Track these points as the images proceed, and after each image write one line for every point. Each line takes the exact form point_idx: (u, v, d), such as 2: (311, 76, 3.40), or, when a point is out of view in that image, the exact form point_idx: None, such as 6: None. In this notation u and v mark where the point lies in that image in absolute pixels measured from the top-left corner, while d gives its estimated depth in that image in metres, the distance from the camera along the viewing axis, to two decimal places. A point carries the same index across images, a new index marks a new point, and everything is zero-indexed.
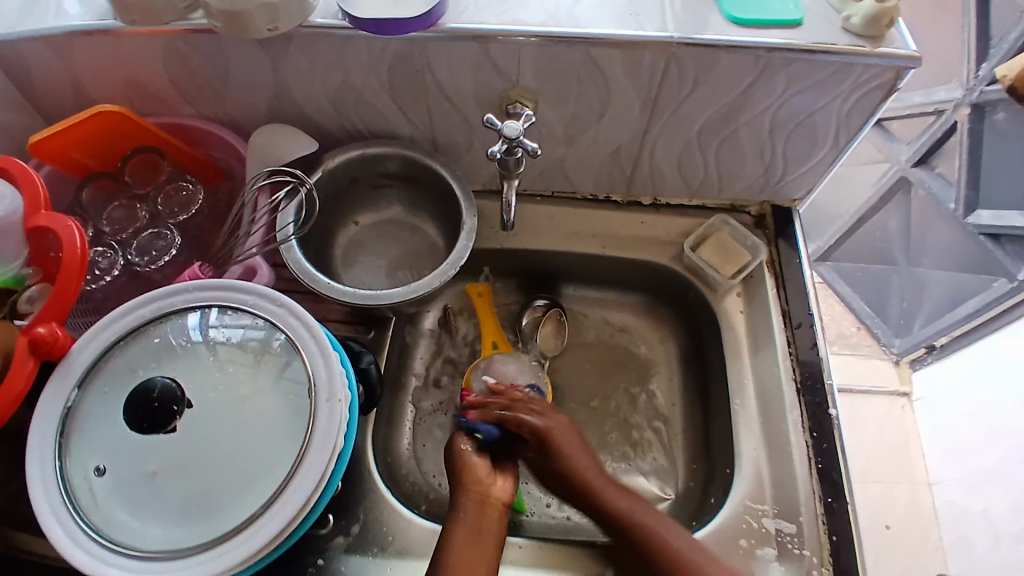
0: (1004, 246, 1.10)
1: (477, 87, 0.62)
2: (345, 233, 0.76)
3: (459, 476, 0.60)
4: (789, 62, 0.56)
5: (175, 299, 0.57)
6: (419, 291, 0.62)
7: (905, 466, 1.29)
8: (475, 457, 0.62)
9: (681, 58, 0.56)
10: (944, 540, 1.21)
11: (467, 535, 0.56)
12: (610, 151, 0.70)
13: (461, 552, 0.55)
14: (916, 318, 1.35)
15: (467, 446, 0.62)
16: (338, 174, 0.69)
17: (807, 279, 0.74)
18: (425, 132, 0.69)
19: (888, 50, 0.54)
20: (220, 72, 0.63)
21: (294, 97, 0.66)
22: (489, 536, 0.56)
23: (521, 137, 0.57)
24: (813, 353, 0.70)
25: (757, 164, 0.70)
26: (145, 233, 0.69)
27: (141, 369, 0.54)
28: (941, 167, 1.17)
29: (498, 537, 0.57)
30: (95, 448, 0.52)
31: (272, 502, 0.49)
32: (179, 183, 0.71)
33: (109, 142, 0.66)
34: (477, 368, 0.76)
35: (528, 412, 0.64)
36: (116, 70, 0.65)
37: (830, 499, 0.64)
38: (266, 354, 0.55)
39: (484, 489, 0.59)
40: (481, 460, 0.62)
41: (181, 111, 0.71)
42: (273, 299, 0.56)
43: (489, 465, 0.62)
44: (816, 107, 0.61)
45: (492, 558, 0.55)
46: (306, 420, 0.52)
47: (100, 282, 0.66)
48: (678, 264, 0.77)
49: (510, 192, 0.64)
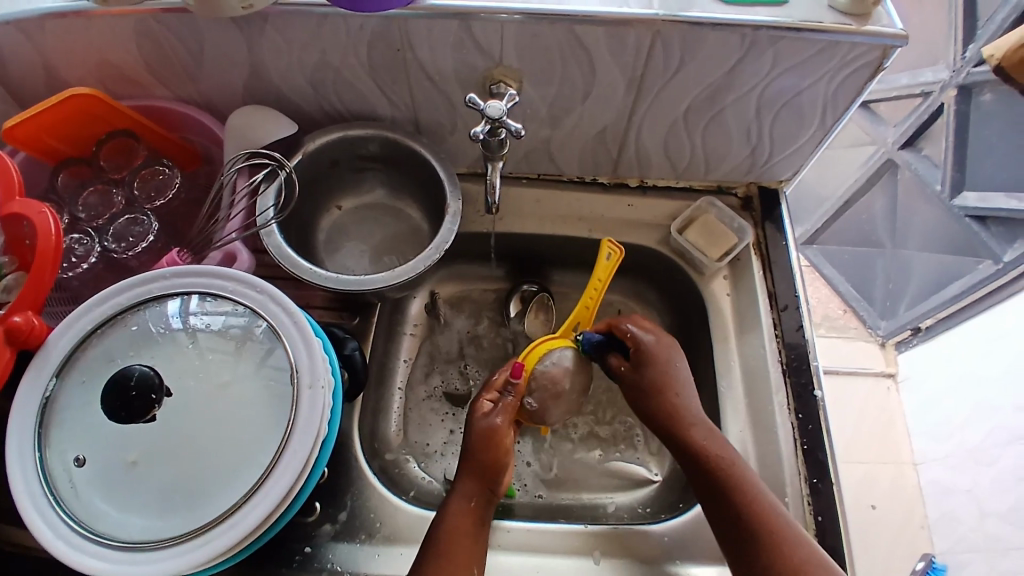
0: (989, 228, 1.11)
1: (460, 66, 0.61)
2: (328, 218, 0.75)
3: (483, 460, 0.60)
4: (776, 40, 0.55)
5: (153, 286, 0.55)
6: (400, 277, 0.61)
7: (890, 446, 1.31)
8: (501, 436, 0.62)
9: (666, 35, 0.55)
10: (929, 518, 1.23)
11: (468, 517, 0.58)
12: (595, 132, 0.69)
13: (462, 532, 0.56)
14: (901, 301, 1.35)
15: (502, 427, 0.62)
16: (319, 157, 0.68)
17: (793, 260, 0.73)
18: (408, 113, 0.68)
19: (874, 29, 0.54)
20: (196, 53, 0.62)
21: (272, 78, 0.64)
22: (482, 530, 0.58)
23: (504, 117, 0.56)
24: (798, 334, 0.70)
25: (743, 145, 0.70)
26: (121, 220, 0.68)
27: (119, 358, 0.53)
28: (928, 148, 1.17)
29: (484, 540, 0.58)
30: (74, 439, 0.51)
31: (253, 491, 0.49)
32: (156, 167, 0.69)
33: (83, 126, 0.65)
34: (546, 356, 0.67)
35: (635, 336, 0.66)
36: (89, 52, 0.63)
37: (815, 480, 0.64)
38: (248, 341, 0.54)
39: (495, 487, 0.60)
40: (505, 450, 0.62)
41: (157, 94, 0.69)
42: (253, 285, 0.55)
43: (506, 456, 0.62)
44: (803, 87, 0.61)
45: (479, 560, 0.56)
46: (289, 406, 0.51)
47: (77, 269, 0.65)
48: (666, 247, 0.76)
49: (494, 174, 0.63)
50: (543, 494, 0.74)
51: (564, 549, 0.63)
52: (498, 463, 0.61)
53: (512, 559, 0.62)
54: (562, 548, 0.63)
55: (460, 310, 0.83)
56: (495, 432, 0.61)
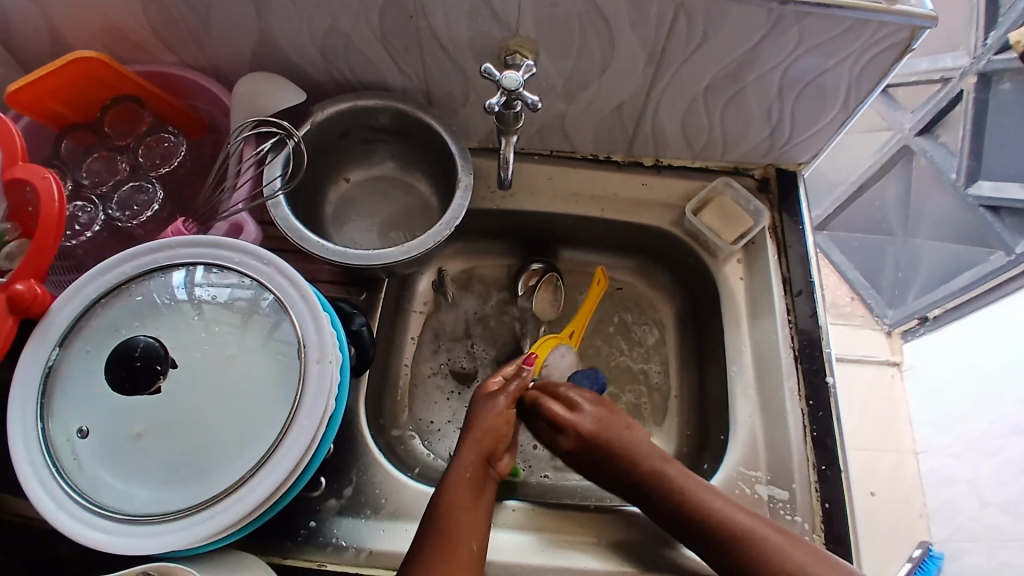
0: (1003, 219, 1.10)
1: (475, 35, 0.59)
2: (336, 191, 0.74)
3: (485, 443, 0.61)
4: (802, 16, 0.53)
5: (157, 256, 0.54)
6: (410, 252, 0.60)
7: (892, 434, 1.31)
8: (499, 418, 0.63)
9: (690, 8, 0.53)
10: (927, 507, 1.23)
11: (470, 493, 0.57)
12: (612, 108, 0.67)
13: (463, 511, 0.56)
14: (911, 289, 1.35)
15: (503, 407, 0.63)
16: (328, 127, 0.66)
17: (807, 245, 0.72)
18: (420, 84, 0.66)
19: (904, 8, 0.52)
20: (203, 17, 0.60)
21: (280, 44, 0.62)
22: (486, 500, 0.58)
23: (521, 89, 0.54)
24: (812, 321, 0.69)
25: (763, 125, 0.68)
26: (126, 187, 0.66)
27: (123, 328, 0.52)
28: (944, 135, 1.15)
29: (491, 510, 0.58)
30: (78, 409, 0.50)
31: (260, 466, 0.48)
32: (161, 135, 0.67)
33: (86, 92, 0.63)
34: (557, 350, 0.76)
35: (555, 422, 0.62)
36: (94, 13, 0.61)
37: (824, 467, 0.64)
38: (255, 314, 0.53)
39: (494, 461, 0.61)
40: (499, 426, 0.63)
41: (162, 59, 0.67)
42: (260, 257, 0.54)
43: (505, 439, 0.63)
44: (827, 67, 0.59)
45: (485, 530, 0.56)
46: (296, 381, 0.50)
47: (80, 238, 0.64)
48: (679, 229, 0.75)
49: (508, 149, 0.62)
50: (549, 475, 0.74)
51: (572, 530, 0.63)
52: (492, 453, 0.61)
53: (519, 538, 0.62)
54: (569, 528, 0.63)
55: (470, 287, 0.82)
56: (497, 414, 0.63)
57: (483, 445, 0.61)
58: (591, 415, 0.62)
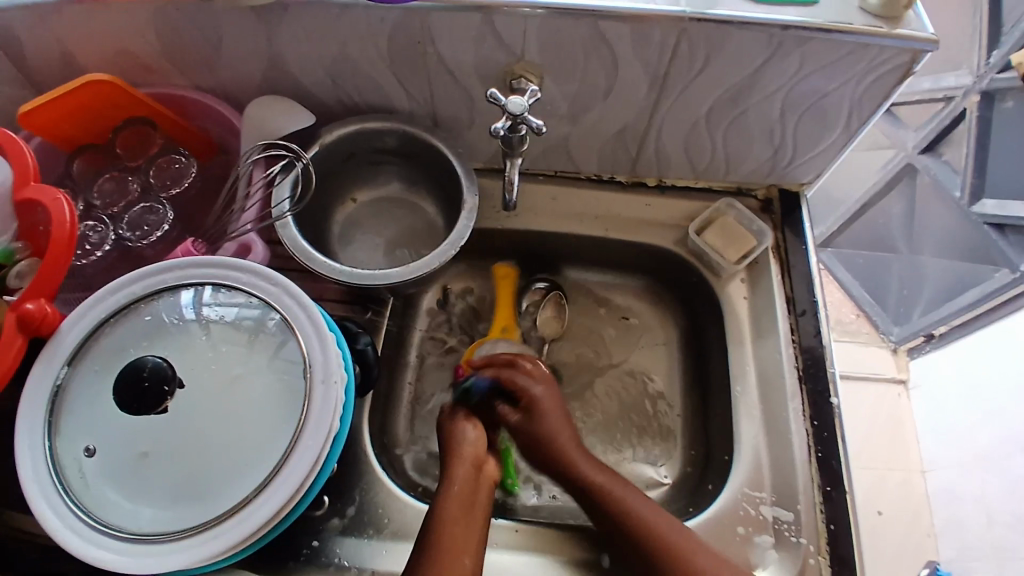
0: (1007, 236, 1.10)
1: (481, 60, 0.60)
2: (342, 211, 0.75)
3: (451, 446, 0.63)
4: (803, 41, 0.54)
5: (166, 276, 0.55)
6: (415, 271, 0.60)
7: (901, 453, 1.30)
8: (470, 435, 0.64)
9: (692, 34, 0.54)
10: (936, 526, 1.22)
11: (460, 507, 0.58)
12: (615, 130, 0.68)
13: (454, 526, 0.56)
14: (916, 306, 1.34)
15: (467, 424, 0.65)
16: (335, 149, 0.67)
17: (812, 264, 0.72)
18: (426, 107, 0.67)
19: (905, 32, 0.53)
20: (214, 41, 0.61)
21: (290, 68, 0.64)
22: (479, 511, 0.58)
23: (526, 113, 0.55)
24: (815, 339, 0.69)
25: (765, 146, 0.68)
26: (137, 208, 0.67)
27: (131, 347, 0.53)
28: (948, 154, 1.15)
29: (483, 525, 0.58)
30: (85, 428, 0.51)
31: (264, 486, 0.48)
32: (172, 156, 0.68)
33: (99, 114, 0.64)
34: (483, 345, 0.75)
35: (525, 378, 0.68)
36: (107, 38, 0.62)
37: (829, 488, 0.64)
38: (261, 333, 0.53)
39: (480, 469, 0.62)
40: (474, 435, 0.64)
41: (172, 82, 0.68)
42: (268, 278, 0.55)
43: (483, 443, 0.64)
44: (829, 89, 0.59)
45: (476, 542, 0.56)
46: (301, 401, 0.51)
47: (90, 257, 0.65)
48: (682, 249, 0.75)
49: (512, 170, 0.63)
50: (555, 495, 0.72)
51: (572, 550, 0.64)
52: (479, 463, 0.62)
53: (518, 559, 0.63)
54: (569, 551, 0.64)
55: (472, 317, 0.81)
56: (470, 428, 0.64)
57: (467, 456, 0.62)
58: (547, 400, 0.67)
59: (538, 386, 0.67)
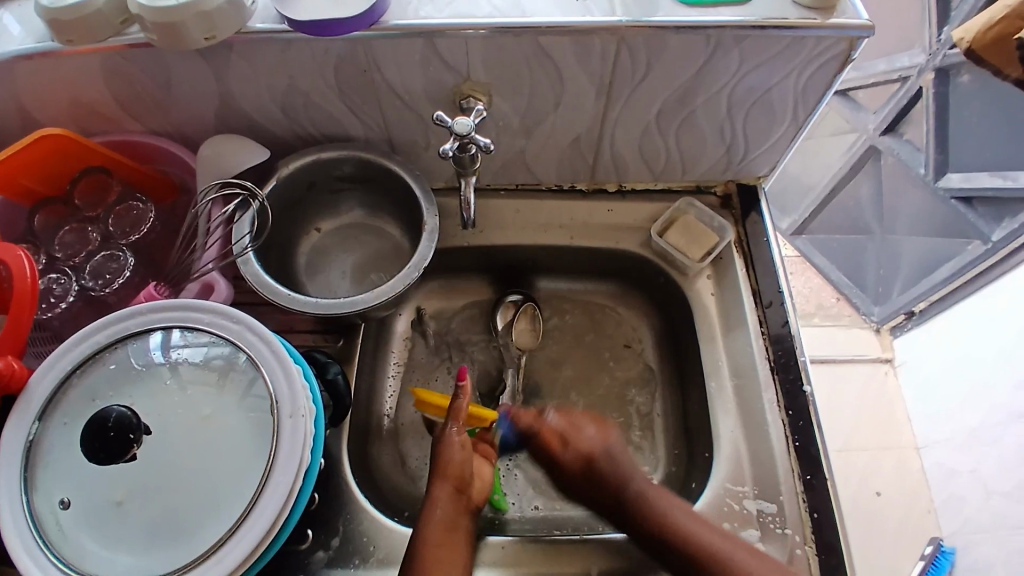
0: (976, 209, 1.11)
1: (428, 83, 0.61)
2: (307, 241, 0.75)
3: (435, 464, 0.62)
4: (741, 39, 0.55)
5: (129, 323, 0.55)
6: (383, 296, 0.61)
7: (892, 432, 1.31)
8: (455, 447, 0.63)
9: (631, 42, 0.55)
10: (935, 501, 1.23)
11: (443, 532, 0.58)
12: (570, 141, 0.69)
13: (439, 552, 0.56)
14: (894, 285, 1.35)
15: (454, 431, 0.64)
16: (293, 182, 0.67)
17: (774, 254, 0.73)
18: (381, 132, 0.68)
19: (838, 21, 0.54)
20: (164, 85, 0.62)
21: (242, 105, 0.64)
22: (460, 537, 0.59)
23: (473, 133, 0.56)
24: (785, 329, 0.70)
25: (718, 143, 0.70)
26: (98, 256, 0.68)
27: (99, 398, 0.53)
28: (909, 133, 1.17)
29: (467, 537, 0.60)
30: (61, 480, 0.51)
31: (240, 524, 0.49)
32: (130, 202, 0.69)
33: (54, 167, 0.64)
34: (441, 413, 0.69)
35: (585, 430, 0.64)
36: (57, 91, 0.63)
37: (809, 476, 0.64)
38: (231, 371, 0.53)
39: (463, 491, 0.62)
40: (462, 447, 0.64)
41: (128, 127, 0.69)
42: (230, 316, 0.55)
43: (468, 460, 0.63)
44: (772, 83, 0.60)
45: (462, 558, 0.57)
46: (271, 437, 0.51)
47: (55, 310, 0.64)
48: (647, 250, 0.76)
49: (468, 189, 0.63)
50: (539, 506, 0.73)
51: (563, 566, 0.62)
52: (460, 487, 0.61)
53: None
54: (560, 558, 0.63)
55: (449, 341, 0.82)
56: (456, 445, 0.63)
57: (449, 477, 0.61)
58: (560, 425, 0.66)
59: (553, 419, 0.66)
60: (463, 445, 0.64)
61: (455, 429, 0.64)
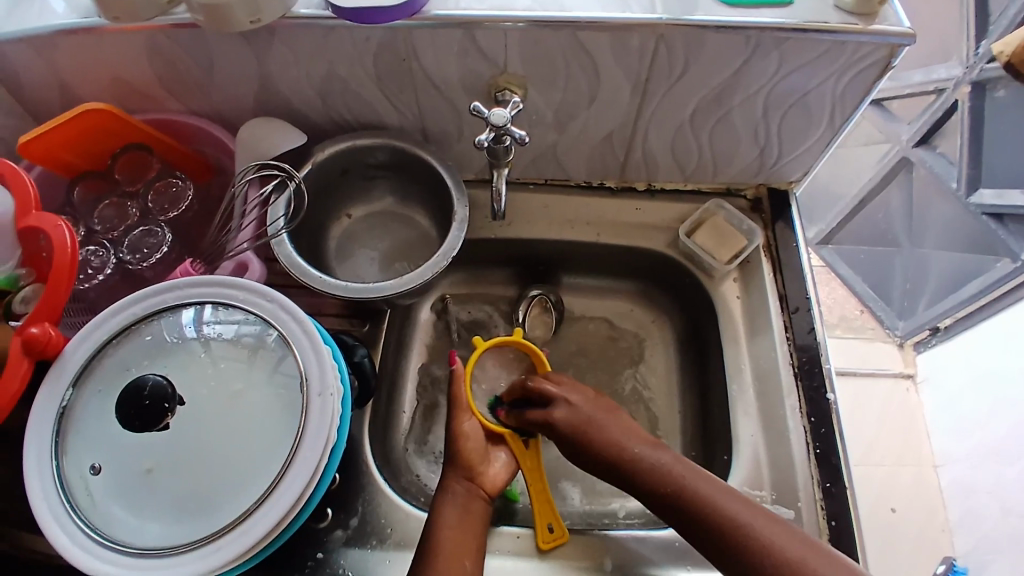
0: (1007, 226, 1.08)
1: (464, 74, 0.61)
2: (339, 226, 0.76)
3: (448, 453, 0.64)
4: (781, 41, 0.55)
5: (166, 296, 0.56)
6: (410, 283, 0.61)
7: (911, 449, 1.29)
8: (472, 437, 0.64)
9: (670, 39, 0.56)
10: (950, 521, 1.21)
11: (456, 518, 0.59)
12: (601, 137, 0.69)
13: (449, 538, 0.57)
14: (920, 300, 1.33)
15: (467, 424, 0.65)
16: (328, 167, 0.69)
17: (804, 261, 0.73)
18: (415, 121, 0.69)
19: (880, 27, 0.54)
20: (207, 66, 0.63)
21: (280, 90, 0.65)
22: (477, 517, 0.60)
23: (509, 125, 0.57)
24: (810, 337, 0.70)
25: (751, 146, 0.69)
26: (136, 231, 0.69)
27: (134, 367, 0.54)
28: (942, 146, 1.16)
29: (482, 525, 0.60)
30: (91, 447, 0.52)
31: (265, 498, 0.49)
32: (169, 179, 0.70)
33: (97, 142, 0.66)
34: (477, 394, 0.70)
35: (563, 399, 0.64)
36: (104, 68, 0.64)
37: (828, 484, 0.64)
38: (261, 349, 0.55)
39: (473, 476, 0.62)
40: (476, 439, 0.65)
41: (169, 107, 0.70)
42: (264, 295, 0.56)
43: (481, 451, 0.65)
44: (810, 86, 0.60)
45: (475, 550, 0.58)
46: (298, 415, 0.52)
47: (92, 281, 0.66)
48: (674, 251, 0.76)
49: (500, 181, 0.64)
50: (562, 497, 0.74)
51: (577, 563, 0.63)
52: (472, 475, 0.62)
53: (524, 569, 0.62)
54: (572, 561, 0.63)
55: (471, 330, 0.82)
56: (466, 435, 0.64)
57: (462, 462, 0.63)
58: (582, 407, 0.63)
59: (575, 394, 0.65)
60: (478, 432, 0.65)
61: (463, 415, 0.65)
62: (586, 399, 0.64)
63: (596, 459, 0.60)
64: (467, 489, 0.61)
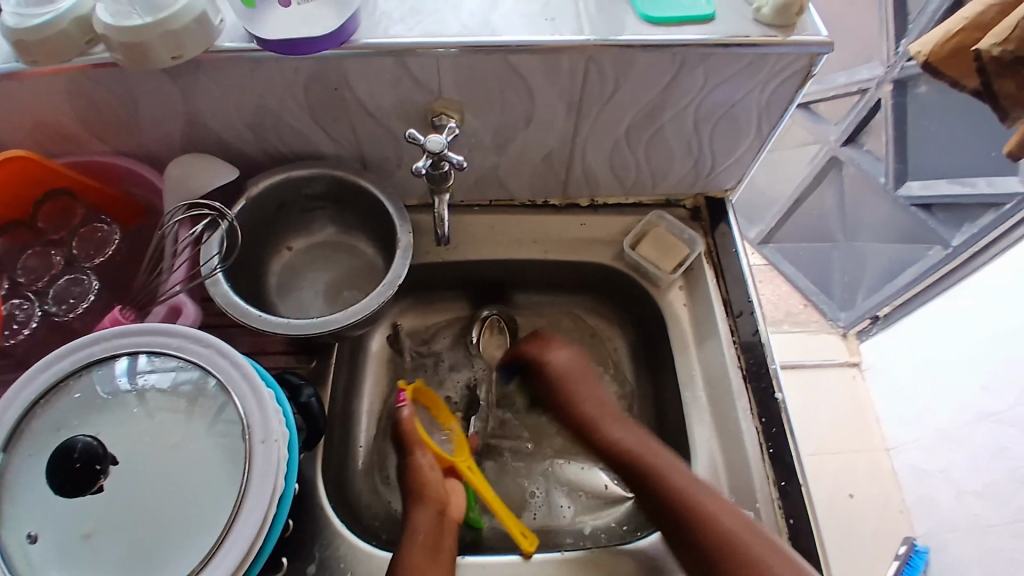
0: (935, 215, 1.14)
1: (398, 101, 0.61)
2: (279, 261, 0.74)
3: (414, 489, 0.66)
4: (706, 56, 0.57)
5: (95, 349, 0.54)
6: (355, 314, 0.60)
7: (862, 434, 1.34)
8: (428, 473, 0.67)
9: (599, 59, 0.56)
10: (907, 501, 1.26)
11: (425, 554, 0.59)
12: (541, 156, 0.70)
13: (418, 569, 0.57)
14: (858, 291, 1.39)
15: (422, 459, 0.68)
16: (263, 202, 0.67)
17: (744, 265, 0.75)
18: (352, 150, 0.68)
19: (798, 38, 0.56)
20: (130, 105, 0.61)
21: (210, 125, 0.64)
22: (445, 551, 0.61)
23: (445, 150, 0.56)
24: (755, 338, 0.71)
25: (686, 157, 0.71)
26: (62, 281, 0.66)
27: (64, 427, 0.51)
28: (869, 143, 1.21)
29: (452, 554, 0.61)
30: (29, 514, 0.49)
31: (211, 556, 0.47)
32: (95, 224, 0.67)
33: (16, 191, 0.62)
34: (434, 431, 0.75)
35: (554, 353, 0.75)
36: (20, 112, 0.61)
37: (783, 482, 0.65)
38: (201, 398, 0.52)
39: (439, 509, 0.64)
40: (433, 475, 0.67)
41: (93, 149, 0.67)
42: (200, 340, 0.54)
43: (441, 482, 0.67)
44: (737, 98, 0.62)
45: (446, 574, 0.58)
46: (241, 465, 0.50)
47: (18, 337, 0.63)
48: (621, 263, 0.77)
49: (441, 206, 0.64)
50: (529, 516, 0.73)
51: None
52: (439, 509, 0.64)
53: None
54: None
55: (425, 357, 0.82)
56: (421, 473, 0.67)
57: (421, 498, 0.65)
58: (568, 363, 0.74)
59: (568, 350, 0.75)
60: (434, 467, 0.68)
61: (420, 452, 0.68)
62: (574, 360, 0.74)
63: (573, 419, 0.71)
64: (434, 524, 0.63)
